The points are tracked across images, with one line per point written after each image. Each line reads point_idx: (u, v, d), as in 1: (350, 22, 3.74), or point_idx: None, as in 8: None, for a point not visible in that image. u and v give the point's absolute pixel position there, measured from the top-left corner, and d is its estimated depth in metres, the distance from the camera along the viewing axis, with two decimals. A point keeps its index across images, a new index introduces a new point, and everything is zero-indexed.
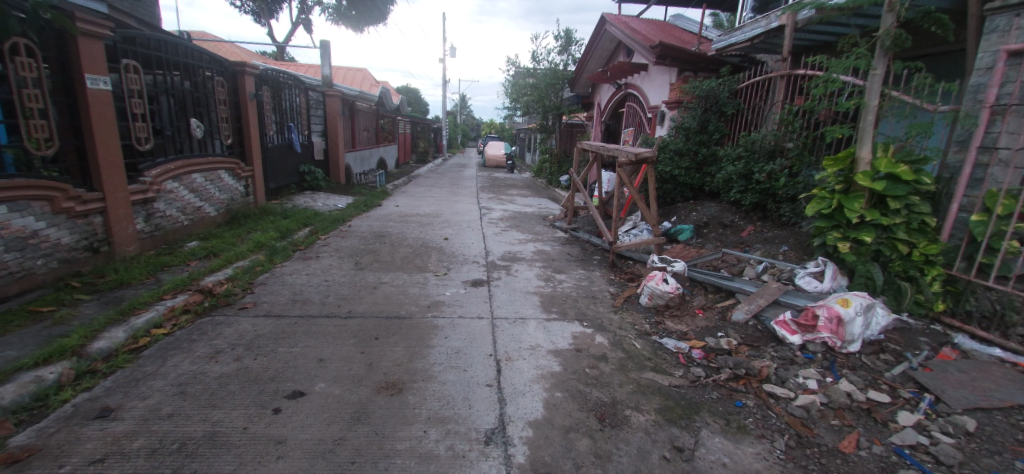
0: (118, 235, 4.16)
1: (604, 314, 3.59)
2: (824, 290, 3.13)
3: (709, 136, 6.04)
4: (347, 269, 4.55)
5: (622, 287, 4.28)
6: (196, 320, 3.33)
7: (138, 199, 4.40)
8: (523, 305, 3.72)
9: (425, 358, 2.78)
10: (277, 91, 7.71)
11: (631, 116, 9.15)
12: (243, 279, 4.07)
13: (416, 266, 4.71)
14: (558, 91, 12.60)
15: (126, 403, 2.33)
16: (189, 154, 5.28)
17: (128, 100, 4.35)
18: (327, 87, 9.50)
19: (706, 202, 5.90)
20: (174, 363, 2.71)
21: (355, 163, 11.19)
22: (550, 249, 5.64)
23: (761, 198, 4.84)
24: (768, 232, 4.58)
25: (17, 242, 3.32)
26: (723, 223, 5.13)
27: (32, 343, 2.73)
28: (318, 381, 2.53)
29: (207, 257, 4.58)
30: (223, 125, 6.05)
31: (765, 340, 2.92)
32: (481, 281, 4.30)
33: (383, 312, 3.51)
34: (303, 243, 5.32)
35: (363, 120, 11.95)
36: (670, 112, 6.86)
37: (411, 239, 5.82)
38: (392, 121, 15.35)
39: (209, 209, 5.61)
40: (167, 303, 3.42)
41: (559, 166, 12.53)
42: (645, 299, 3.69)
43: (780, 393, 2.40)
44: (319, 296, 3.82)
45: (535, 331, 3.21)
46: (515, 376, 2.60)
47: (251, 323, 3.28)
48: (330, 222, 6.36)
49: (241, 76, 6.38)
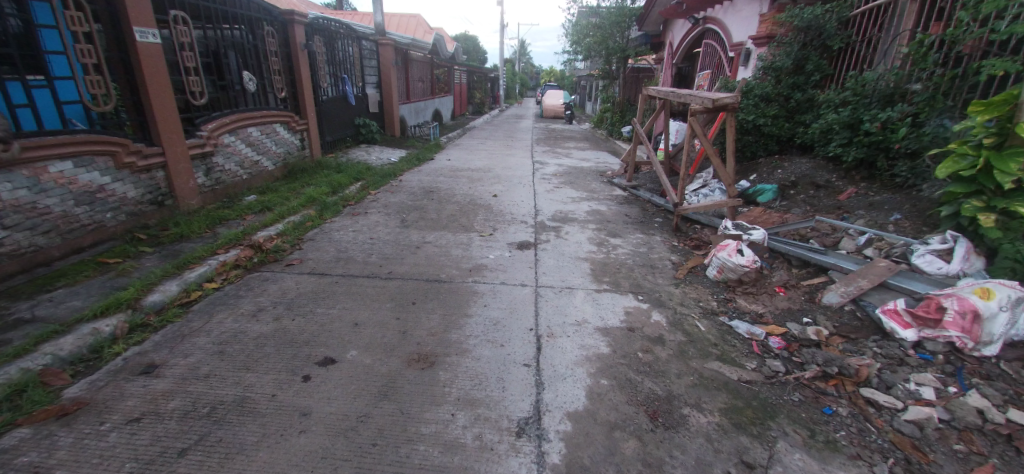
0: (180, 189, 4.31)
1: (664, 287, 3.20)
2: (950, 273, 2.63)
3: (806, 78, 5.15)
4: (392, 227, 4.42)
5: (687, 256, 3.82)
6: (245, 275, 3.34)
7: (197, 153, 4.50)
8: (571, 273, 3.39)
9: (460, 329, 2.58)
10: (330, 41, 7.57)
11: (709, 56, 8.13)
12: (292, 234, 4.06)
13: (461, 225, 4.49)
14: (624, 31, 11.46)
15: (169, 359, 2.34)
16: (243, 108, 5.31)
17: (181, 54, 4.38)
18: (380, 35, 9.23)
19: (794, 157, 5.12)
20: (219, 320, 2.70)
21: (410, 115, 11.03)
22: (607, 209, 5.19)
23: (869, 153, 4.10)
24: (875, 196, 3.89)
25: (85, 196, 3.49)
26: (815, 184, 4.44)
27: (95, 294, 2.84)
28: (350, 348, 2.40)
29: (262, 212, 4.65)
30: (277, 78, 6.02)
31: (866, 332, 2.47)
32: (528, 243, 4.01)
33: (423, 275, 3.34)
34: (353, 198, 5.29)
35: (417, 70, 11.64)
36: (758, 50, 5.94)
37: (459, 196, 5.60)
38: (448, 70, 14.91)
39: (267, 163, 5.71)
40: (220, 258, 3.46)
41: (622, 115, 11.61)
42: (713, 272, 3.26)
43: (882, 402, 2.03)
44: (362, 255, 3.72)
45: (583, 303, 2.92)
46: (557, 356, 2.34)
47: (294, 281, 3.24)
48: (382, 177, 6.30)
49: (291, 25, 6.26)
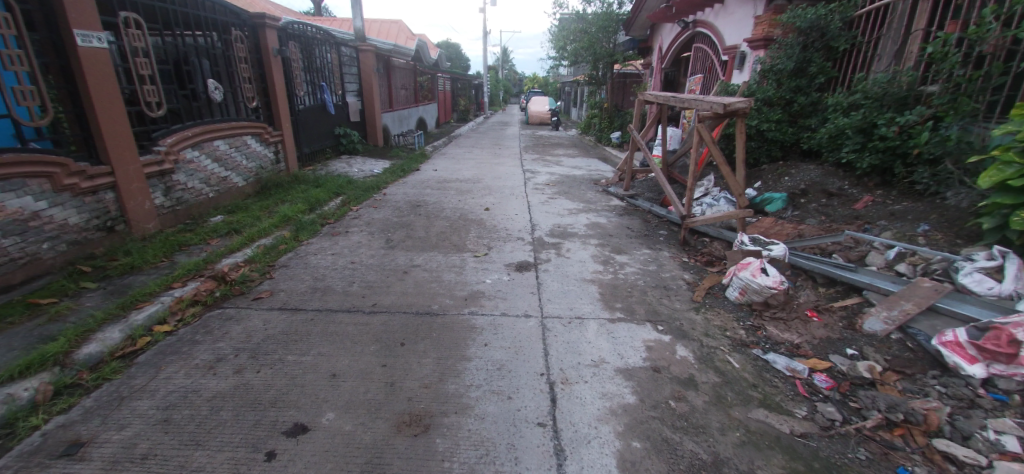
0: (134, 211, 3.84)
1: (682, 313, 2.88)
2: (1001, 294, 2.37)
3: (809, 80, 4.98)
4: (376, 248, 4.01)
5: (700, 275, 3.52)
6: (204, 314, 2.89)
7: (154, 171, 4.03)
8: (578, 300, 3.04)
9: (458, 377, 2.20)
10: (305, 46, 7.13)
11: (700, 60, 7.94)
12: (262, 261, 3.61)
13: (452, 244, 4.10)
14: (611, 36, 11.21)
15: (100, 434, 1.93)
16: (208, 119, 4.84)
17: (133, 61, 3.92)
18: (360, 41, 8.82)
19: (800, 163, 4.90)
20: (167, 377, 2.28)
21: (393, 124, 10.60)
22: (606, 222, 4.87)
23: (885, 159, 3.90)
24: (895, 204, 3.68)
25: (15, 226, 3.01)
26: (828, 192, 4.21)
27: (18, 346, 2.39)
28: (325, 410, 2.00)
29: (229, 234, 4.17)
30: (246, 86, 5.56)
31: (921, 366, 2.19)
32: (527, 264, 3.64)
33: (412, 307, 2.94)
34: (333, 215, 4.85)
35: (399, 78, 11.23)
36: (755, 53, 5.74)
37: (448, 210, 5.21)
38: (431, 78, 14.52)
39: (237, 179, 5.24)
40: (176, 293, 3.02)
41: (610, 121, 11.37)
42: (735, 294, 2.95)
43: (963, 458, 1.73)
44: (342, 283, 3.29)
45: (596, 337, 2.56)
46: (576, 411, 1.98)
47: (262, 320, 2.80)
48: (364, 191, 5.87)
49: (262, 30, 5.81)
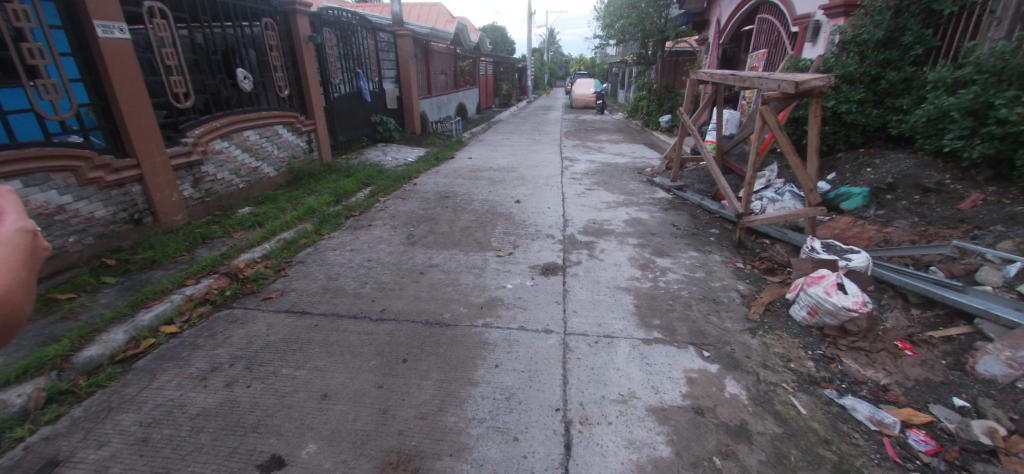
0: (161, 204, 3.82)
1: (735, 336, 2.45)
2: None
3: (902, 52, 4.23)
4: (396, 244, 3.77)
5: (759, 285, 3.03)
6: (211, 314, 2.73)
7: (182, 162, 4.01)
8: (610, 313, 2.65)
9: (460, 407, 1.91)
10: (341, 32, 7.02)
11: (764, 33, 7.12)
12: (279, 257, 3.43)
13: (476, 242, 3.79)
14: (664, 11, 10.38)
15: (78, 452, 1.80)
16: (238, 109, 4.80)
17: (159, 51, 3.88)
18: (398, 25, 8.64)
19: (885, 152, 4.21)
20: (159, 386, 2.14)
21: (431, 110, 10.40)
22: (649, 218, 4.38)
23: (1002, 148, 3.21)
24: (1014, 206, 3.04)
25: (41, 220, 3.02)
26: (923, 188, 3.58)
27: (24, 347, 2.33)
28: (307, 441, 1.77)
29: (253, 227, 4.08)
30: (279, 74, 5.49)
31: None
32: (554, 267, 3.28)
33: (422, 315, 2.63)
34: (359, 207, 4.69)
35: (438, 63, 10.98)
36: (835, 22, 4.99)
37: (477, 203, 4.90)
38: (472, 62, 14.18)
39: (268, 170, 5.21)
40: (188, 291, 2.87)
41: (660, 104, 10.60)
42: (802, 314, 2.54)
43: None
44: (353, 283, 3.04)
45: (627, 362, 2.18)
46: (595, 463, 1.64)
47: (265, 323, 2.58)
48: (394, 181, 5.70)
49: (293, 16, 5.70)
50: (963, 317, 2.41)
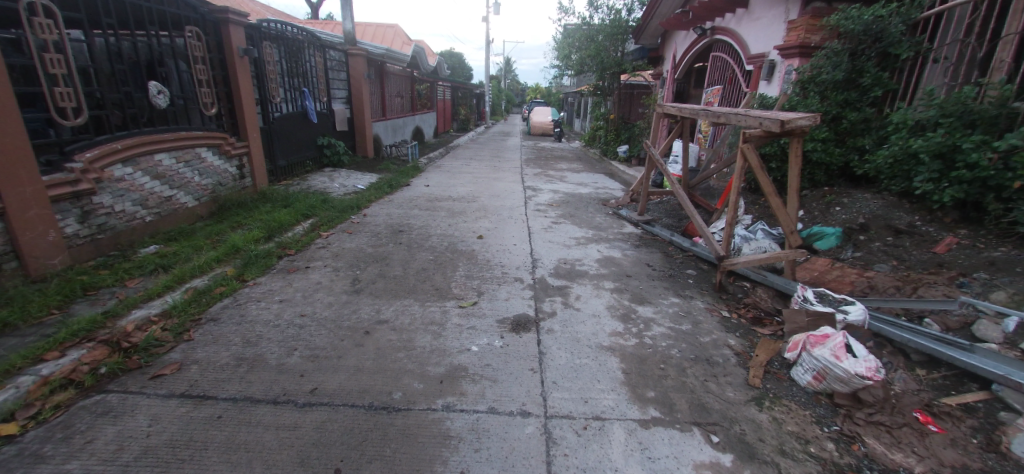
0: (31, 245, 3.02)
1: (743, 409, 2.10)
2: None
3: (861, 93, 4.27)
4: (338, 293, 3.19)
5: (750, 339, 2.73)
6: (76, 402, 2.04)
7: (66, 193, 3.24)
8: (595, 384, 2.22)
9: None
10: (285, 47, 6.41)
11: (718, 70, 7.25)
12: (183, 314, 2.75)
13: (433, 288, 3.29)
14: (620, 44, 10.52)
15: None
16: (149, 129, 4.07)
17: (39, 56, 3.15)
18: (349, 44, 8.12)
19: (851, 191, 4.19)
20: None
21: (385, 134, 9.83)
22: (622, 256, 4.06)
23: (972, 192, 3.17)
24: (990, 251, 2.98)
25: None
26: (896, 230, 3.51)
27: None
28: None
29: (156, 272, 3.34)
30: (204, 91, 4.81)
31: None
32: (525, 321, 2.83)
33: (365, 395, 2.08)
34: (295, 244, 4.07)
35: (393, 85, 10.49)
36: (790, 62, 5.06)
37: (434, 239, 4.40)
38: (429, 86, 13.78)
39: (186, 199, 4.46)
40: (45, 368, 2.15)
41: (617, 134, 10.77)
42: (807, 379, 2.24)
43: None
44: (279, 350, 2.43)
45: (626, 460, 1.75)
46: None
47: (150, 416, 1.93)
48: (340, 212, 5.11)
49: (225, 26, 5.05)
50: (975, 379, 2.21)
